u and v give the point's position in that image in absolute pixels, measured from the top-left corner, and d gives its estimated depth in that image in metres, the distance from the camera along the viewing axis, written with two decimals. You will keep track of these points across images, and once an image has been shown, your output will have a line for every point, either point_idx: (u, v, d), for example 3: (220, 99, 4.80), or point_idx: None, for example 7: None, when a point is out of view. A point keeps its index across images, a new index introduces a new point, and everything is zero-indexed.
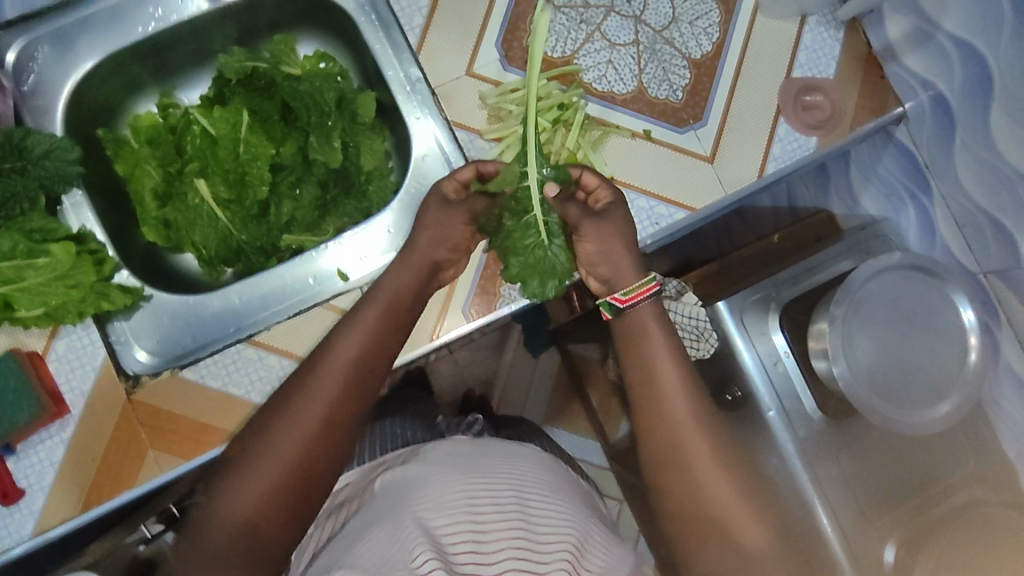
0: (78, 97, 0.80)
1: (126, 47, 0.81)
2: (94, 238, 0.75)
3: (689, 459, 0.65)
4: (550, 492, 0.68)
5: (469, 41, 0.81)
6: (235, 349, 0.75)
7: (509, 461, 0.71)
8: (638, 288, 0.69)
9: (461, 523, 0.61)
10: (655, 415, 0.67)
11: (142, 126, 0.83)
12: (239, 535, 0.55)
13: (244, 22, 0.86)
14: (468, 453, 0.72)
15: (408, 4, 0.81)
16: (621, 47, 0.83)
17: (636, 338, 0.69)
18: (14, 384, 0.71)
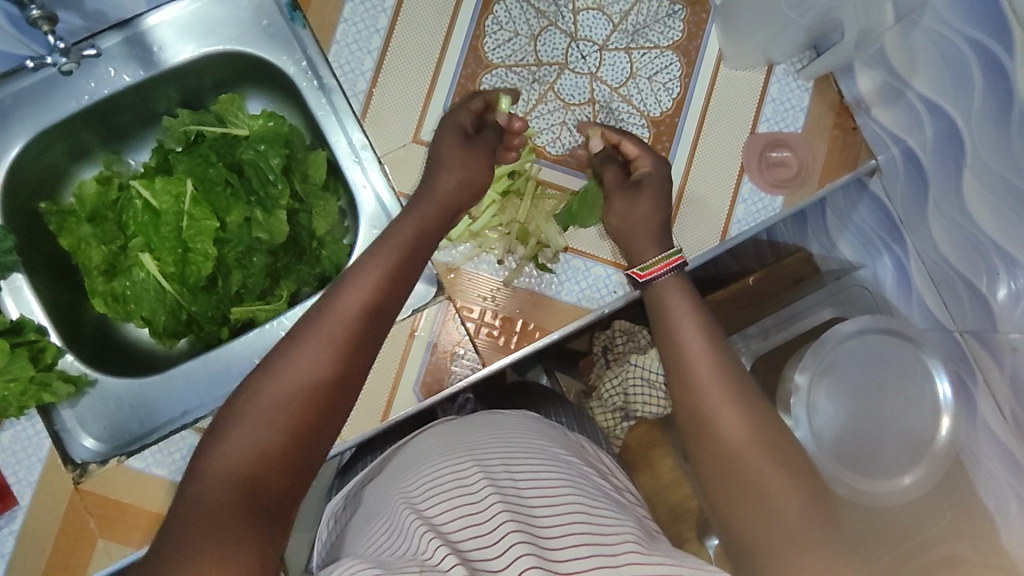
0: (18, 173, 0.77)
1: (61, 122, 0.78)
2: (33, 326, 0.74)
3: (723, 444, 0.53)
4: (543, 456, 0.62)
5: (416, 108, 0.78)
6: (180, 437, 0.72)
7: (499, 435, 0.65)
8: (659, 262, 0.67)
9: (451, 509, 0.55)
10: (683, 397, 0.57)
11: (87, 195, 0.81)
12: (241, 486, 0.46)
13: (189, 84, 0.83)
14: (451, 434, 0.67)
15: (351, 68, 0.79)
16: (575, 107, 0.80)
17: (664, 318, 0.63)
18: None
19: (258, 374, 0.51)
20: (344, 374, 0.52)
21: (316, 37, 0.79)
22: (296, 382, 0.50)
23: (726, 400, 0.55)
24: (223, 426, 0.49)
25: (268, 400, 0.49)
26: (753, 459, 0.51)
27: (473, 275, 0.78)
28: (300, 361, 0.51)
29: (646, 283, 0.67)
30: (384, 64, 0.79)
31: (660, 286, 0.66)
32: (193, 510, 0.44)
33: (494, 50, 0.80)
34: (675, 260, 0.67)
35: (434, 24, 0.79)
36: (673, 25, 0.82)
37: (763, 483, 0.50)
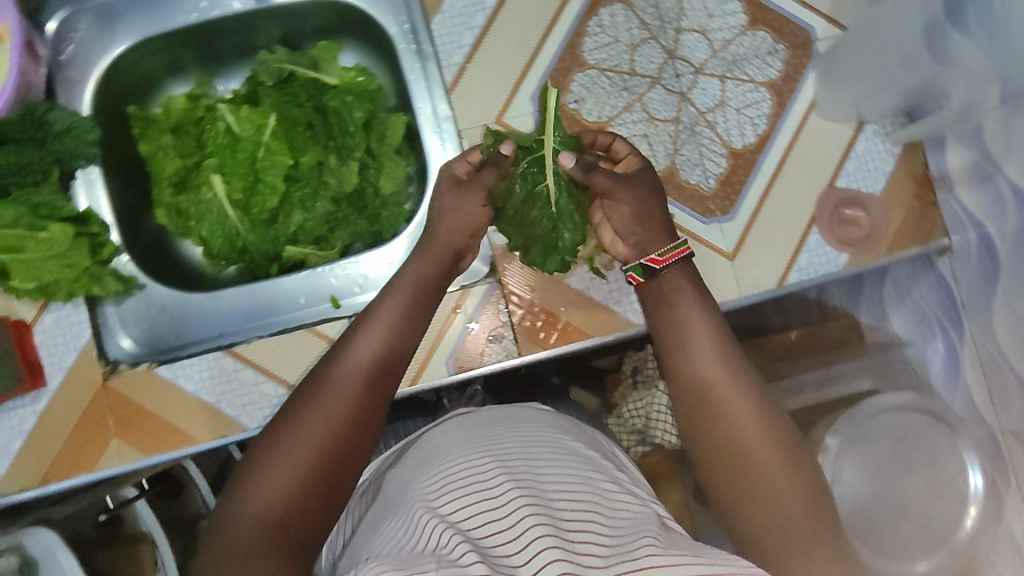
0: (114, 73, 0.81)
1: (167, 33, 0.81)
2: (97, 219, 0.75)
3: (739, 446, 0.56)
4: (558, 457, 0.62)
5: (505, 90, 0.79)
6: (213, 356, 0.73)
7: (516, 432, 0.65)
8: (671, 252, 0.66)
9: (468, 497, 0.55)
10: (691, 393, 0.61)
11: (174, 109, 0.83)
12: (269, 526, 0.50)
13: (291, 24, 0.86)
14: (470, 428, 0.67)
15: (450, 39, 0.80)
16: (659, 122, 0.80)
17: (669, 306, 0.65)
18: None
19: (285, 417, 0.57)
20: (359, 420, 0.57)
21: (423, 3, 0.80)
22: (318, 425, 0.56)
23: (738, 398, 0.58)
24: (251, 469, 0.54)
25: (290, 444, 0.54)
26: (767, 466, 0.55)
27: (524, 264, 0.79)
28: (321, 407, 0.57)
29: (662, 270, 0.66)
30: (482, 43, 0.79)
31: (670, 276, 0.66)
32: (230, 541, 0.49)
33: (592, 51, 0.80)
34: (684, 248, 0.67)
35: (540, 14, 0.80)
36: (772, 63, 0.82)
37: (773, 486, 0.54)
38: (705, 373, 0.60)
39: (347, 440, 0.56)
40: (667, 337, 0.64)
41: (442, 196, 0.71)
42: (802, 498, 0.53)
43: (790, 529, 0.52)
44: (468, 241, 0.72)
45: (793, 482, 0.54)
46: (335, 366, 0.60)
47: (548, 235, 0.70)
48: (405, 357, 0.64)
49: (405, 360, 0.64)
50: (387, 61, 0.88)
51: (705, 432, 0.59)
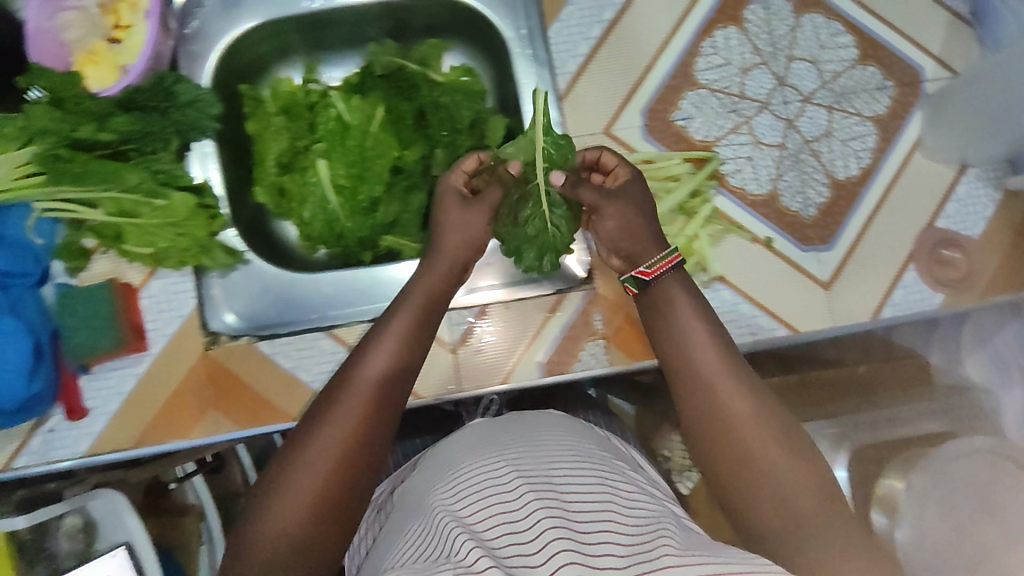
0: (234, 51, 0.83)
1: (287, 17, 0.83)
2: (211, 192, 0.76)
3: (746, 445, 0.56)
4: (576, 459, 0.60)
5: (615, 102, 0.80)
6: (315, 337, 0.76)
7: (533, 436, 0.64)
8: (662, 260, 0.67)
9: (486, 507, 0.54)
10: (684, 387, 0.60)
11: (283, 92, 0.85)
12: (289, 551, 0.52)
13: (402, 18, 0.87)
14: (488, 432, 0.66)
15: (566, 48, 0.81)
16: (765, 147, 0.80)
17: (664, 310, 0.65)
18: (103, 311, 0.73)
19: (298, 436, 0.57)
20: (370, 435, 0.57)
21: (542, 10, 0.81)
22: (329, 443, 0.55)
23: (733, 389, 0.58)
24: (267, 493, 0.54)
25: (304, 463, 0.55)
26: (767, 457, 0.55)
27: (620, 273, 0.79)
28: (333, 424, 0.57)
29: (652, 281, 0.67)
30: (596, 54, 0.81)
31: (663, 283, 0.66)
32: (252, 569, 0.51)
33: (704, 71, 0.81)
34: (674, 256, 0.67)
35: (655, 31, 0.81)
36: (880, 99, 0.82)
37: (775, 478, 0.54)
38: (694, 368, 0.60)
39: (360, 456, 0.56)
40: (667, 352, 0.63)
41: (444, 215, 0.71)
42: (804, 487, 0.53)
43: (799, 523, 0.51)
44: (474, 255, 0.72)
45: (795, 471, 0.54)
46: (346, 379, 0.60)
47: (547, 233, 0.70)
48: (415, 364, 0.63)
49: (415, 368, 0.63)
50: (492, 64, 0.90)
51: (703, 428, 0.58)
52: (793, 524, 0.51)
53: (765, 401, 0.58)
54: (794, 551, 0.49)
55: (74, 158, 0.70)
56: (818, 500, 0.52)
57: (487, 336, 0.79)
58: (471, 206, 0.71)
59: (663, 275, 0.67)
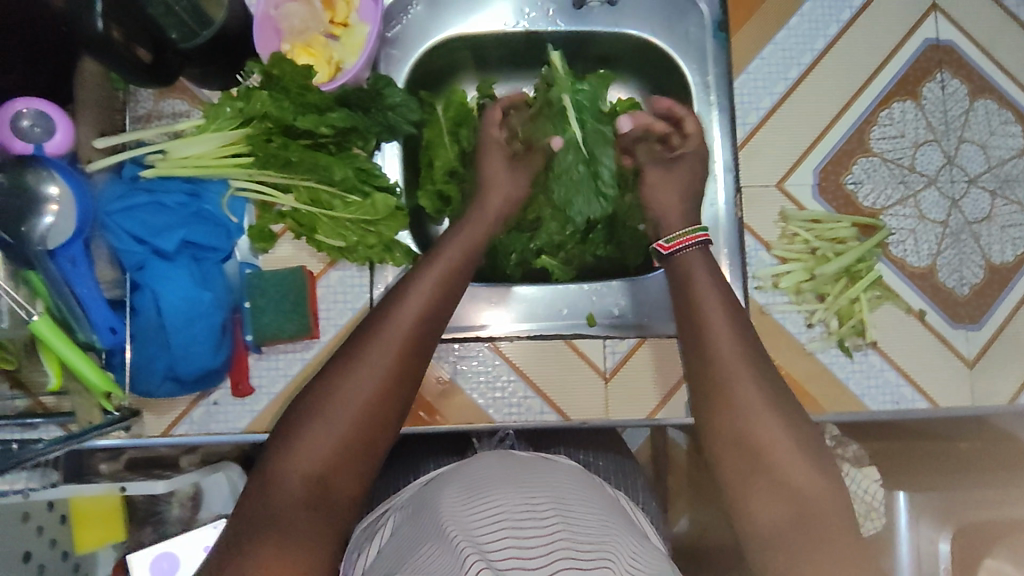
0: (427, 57, 0.87)
1: (480, 34, 0.87)
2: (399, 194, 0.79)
3: (771, 461, 0.57)
4: (597, 511, 0.54)
5: (791, 158, 0.84)
6: (478, 347, 0.80)
7: (550, 475, 0.57)
8: (684, 236, 0.74)
9: (503, 542, 0.48)
10: (713, 400, 0.61)
11: (455, 100, 0.87)
12: (308, 490, 0.53)
13: (579, 48, 0.90)
14: (500, 460, 0.59)
15: (749, 100, 0.84)
16: (929, 222, 0.83)
17: (697, 318, 0.66)
18: (291, 295, 0.75)
19: (324, 374, 0.59)
20: (394, 381, 0.59)
21: (730, 60, 0.85)
22: (357, 384, 0.57)
23: (763, 403, 0.59)
24: (293, 432, 0.56)
25: (332, 400, 0.56)
26: (784, 461, 0.56)
27: (779, 325, 0.81)
28: (365, 365, 0.58)
29: (669, 255, 0.74)
30: (779, 109, 0.84)
31: (686, 256, 0.72)
32: (271, 499, 0.53)
33: (879, 140, 0.84)
34: (699, 234, 0.73)
35: (835, 95, 0.85)
36: None
37: (794, 481, 0.56)
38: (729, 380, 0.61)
39: (384, 407, 0.58)
40: (693, 331, 0.65)
41: (490, 172, 0.79)
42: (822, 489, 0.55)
43: (808, 523, 0.54)
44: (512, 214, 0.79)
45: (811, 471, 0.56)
46: (376, 325, 0.61)
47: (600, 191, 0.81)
48: (441, 320, 0.64)
49: (441, 322, 0.64)
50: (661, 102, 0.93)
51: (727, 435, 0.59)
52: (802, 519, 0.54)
53: (790, 411, 0.59)
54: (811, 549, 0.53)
55: (285, 146, 0.74)
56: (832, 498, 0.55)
57: (639, 369, 0.80)
58: (516, 165, 0.79)
59: (683, 251, 0.73)
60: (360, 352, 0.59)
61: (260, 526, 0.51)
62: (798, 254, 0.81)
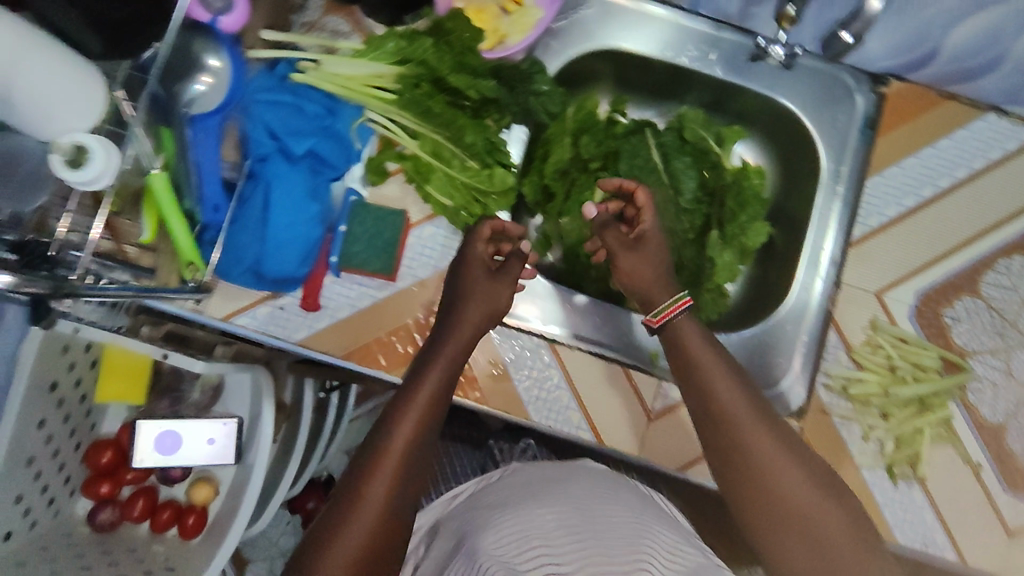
0: (579, 59, 0.86)
1: (638, 54, 0.87)
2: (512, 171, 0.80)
3: (790, 502, 0.63)
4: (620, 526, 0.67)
5: (898, 273, 0.83)
6: (535, 341, 0.81)
7: (573, 488, 0.71)
8: (667, 309, 0.74)
9: None
10: (726, 449, 0.67)
11: (587, 105, 0.83)
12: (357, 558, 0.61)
13: (720, 97, 0.92)
14: (531, 479, 0.74)
15: (877, 204, 0.84)
16: (1015, 382, 0.82)
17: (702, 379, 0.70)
18: (387, 235, 0.77)
19: (368, 444, 0.68)
20: (412, 452, 0.67)
21: (869, 158, 0.84)
22: (387, 462, 0.65)
23: (766, 436, 0.66)
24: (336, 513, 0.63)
25: (366, 467, 0.65)
26: (804, 500, 0.63)
27: (836, 429, 0.81)
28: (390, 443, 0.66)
29: (658, 327, 0.75)
30: (903, 222, 0.84)
31: (678, 323, 0.74)
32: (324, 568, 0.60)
33: (992, 286, 0.83)
34: (682, 303, 0.74)
35: (963, 228, 0.84)
36: None
37: (814, 521, 0.62)
38: (736, 423, 0.67)
39: (405, 483, 0.65)
40: (698, 390, 0.69)
41: (471, 285, 0.75)
42: (841, 523, 0.63)
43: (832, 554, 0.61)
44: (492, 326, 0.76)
45: (831, 504, 0.63)
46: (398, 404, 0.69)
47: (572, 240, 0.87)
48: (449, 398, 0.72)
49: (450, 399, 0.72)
50: (780, 172, 0.94)
51: (742, 482, 0.65)
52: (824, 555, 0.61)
53: (790, 440, 0.67)
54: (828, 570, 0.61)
55: (430, 95, 0.76)
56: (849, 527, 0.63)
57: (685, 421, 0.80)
58: (497, 277, 0.77)
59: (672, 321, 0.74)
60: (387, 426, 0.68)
61: None
62: (877, 367, 0.81)
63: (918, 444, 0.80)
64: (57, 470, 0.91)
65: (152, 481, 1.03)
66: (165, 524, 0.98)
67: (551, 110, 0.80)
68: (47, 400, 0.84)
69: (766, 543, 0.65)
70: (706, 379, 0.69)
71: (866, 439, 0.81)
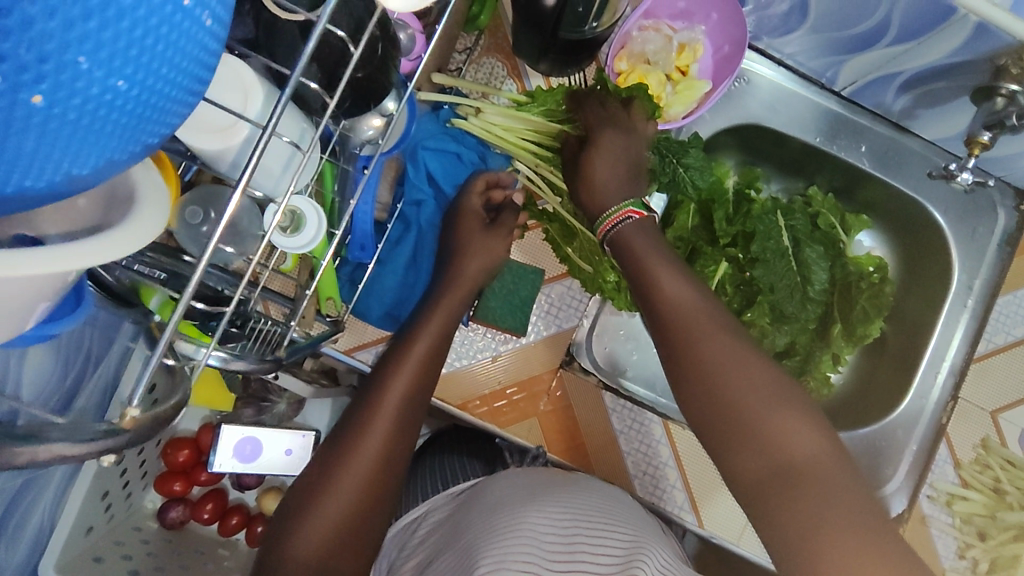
0: (723, 131, 0.84)
1: (783, 132, 0.85)
2: (673, 235, 0.85)
3: (770, 437, 0.50)
4: (617, 515, 0.67)
5: (1017, 394, 0.83)
6: (649, 419, 0.80)
7: (570, 491, 0.68)
8: (610, 218, 0.63)
9: (525, 553, 0.59)
10: (680, 380, 0.55)
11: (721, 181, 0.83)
12: (328, 540, 0.56)
13: (850, 183, 0.89)
14: (534, 482, 0.69)
15: (1004, 323, 0.84)
16: None
17: (648, 287, 0.58)
18: (523, 295, 0.77)
19: (345, 420, 0.62)
20: (395, 433, 0.61)
21: (1002, 275, 0.83)
22: (369, 448, 0.60)
23: (728, 353, 0.53)
24: (306, 496, 0.58)
25: (341, 443, 0.60)
26: (782, 427, 0.50)
27: (932, 540, 0.81)
28: (365, 415, 0.61)
29: (609, 233, 0.63)
30: None
31: (622, 234, 0.62)
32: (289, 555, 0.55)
33: None
34: (628, 211, 0.62)
35: None
36: None
37: (794, 451, 0.49)
38: (697, 343, 0.54)
39: (387, 460, 0.60)
40: (648, 307, 0.58)
41: (466, 236, 0.72)
42: (826, 443, 0.49)
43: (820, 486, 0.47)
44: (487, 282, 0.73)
45: (814, 430, 0.49)
46: (379, 376, 0.64)
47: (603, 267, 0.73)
48: (436, 372, 0.67)
49: (437, 371, 0.67)
50: (901, 262, 0.91)
51: (700, 404, 0.53)
52: (789, 479, 0.48)
53: (763, 361, 0.53)
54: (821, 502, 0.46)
55: None
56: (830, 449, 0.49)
57: None
58: (494, 229, 0.73)
59: (623, 226, 0.62)
60: (368, 402, 0.62)
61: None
62: (984, 486, 0.80)
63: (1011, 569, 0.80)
64: (138, 465, 0.90)
65: (222, 482, 1.03)
66: (234, 528, 0.99)
67: (701, 183, 0.75)
68: None
69: (760, 500, 0.49)
70: (654, 286, 0.58)
71: (961, 555, 0.81)
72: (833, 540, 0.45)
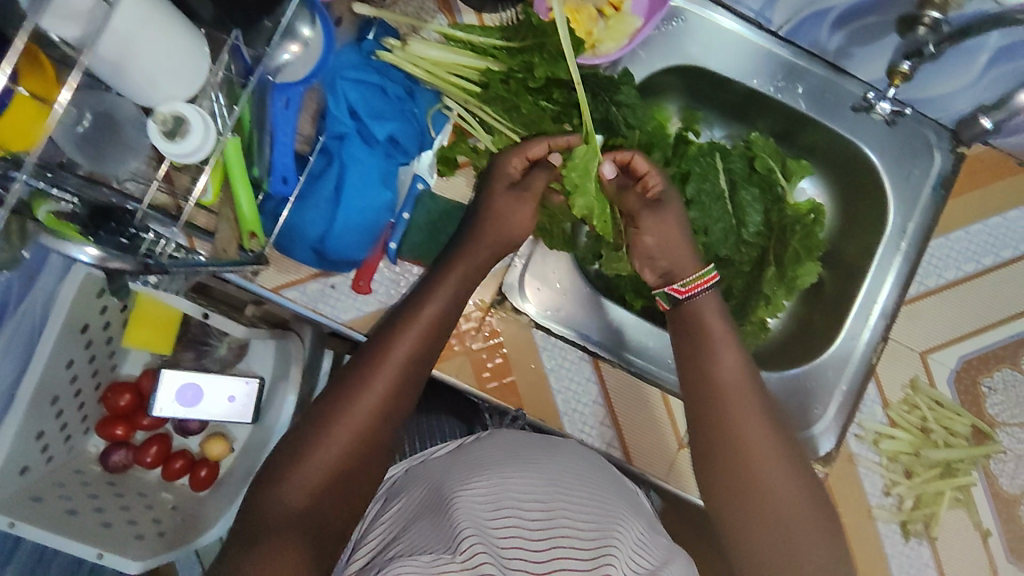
0: (661, 72, 0.83)
1: (722, 74, 0.84)
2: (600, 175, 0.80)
3: (755, 466, 0.66)
4: (598, 493, 0.64)
5: (948, 335, 0.84)
6: (579, 356, 0.80)
7: (549, 456, 0.66)
8: (697, 282, 0.77)
9: (508, 526, 0.56)
10: (700, 404, 0.71)
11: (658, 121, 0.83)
12: (309, 500, 0.57)
13: (791, 126, 0.88)
14: (507, 445, 0.67)
15: (937, 265, 0.84)
16: None
17: (704, 338, 0.73)
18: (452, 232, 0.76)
19: (334, 388, 0.63)
20: (386, 403, 0.63)
21: (936, 218, 0.83)
22: (361, 418, 0.61)
23: (741, 402, 0.69)
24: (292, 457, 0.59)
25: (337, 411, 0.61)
26: (765, 462, 0.66)
27: (860, 478, 0.82)
28: (365, 381, 0.63)
29: (682, 300, 0.77)
30: (957, 286, 0.84)
31: (695, 303, 0.76)
32: (267, 513, 0.55)
33: None
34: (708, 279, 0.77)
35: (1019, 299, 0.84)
36: None
37: (769, 483, 0.65)
38: (719, 383, 0.70)
39: (377, 427, 0.62)
40: (683, 346, 0.74)
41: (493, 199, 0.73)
42: (791, 479, 0.66)
43: (784, 517, 0.64)
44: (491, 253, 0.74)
45: (787, 469, 0.66)
46: (378, 347, 0.65)
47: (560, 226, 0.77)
48: (435, 353, 0.68)
49: (435, 352, 0.68)
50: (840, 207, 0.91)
51: (712, 446, 0.69)
52: (750, 501, 0.65)
53: (768, 408, 0.69)
54: (775, 522, 0.64)
55: (519, 93, 0.72)
56: (802, 491, 0.65)
57: None
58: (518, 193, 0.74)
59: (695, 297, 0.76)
60: (365, 369, 0.64)
61: (262, 532, 0.54)
62: (911, 425, 0.82)
63: (935, 505, 0.82)
64: (76, 408, 0.90)
65: (166, 428, 1.03)
66: (177, 472, 0.98)
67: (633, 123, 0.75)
68: (76, 340, 0.82)
69: (733, 508, 0.65)
70: (699, 326, 0.74)
71: (887, 492, 0.82)
72: (793, 544, 0.63)
